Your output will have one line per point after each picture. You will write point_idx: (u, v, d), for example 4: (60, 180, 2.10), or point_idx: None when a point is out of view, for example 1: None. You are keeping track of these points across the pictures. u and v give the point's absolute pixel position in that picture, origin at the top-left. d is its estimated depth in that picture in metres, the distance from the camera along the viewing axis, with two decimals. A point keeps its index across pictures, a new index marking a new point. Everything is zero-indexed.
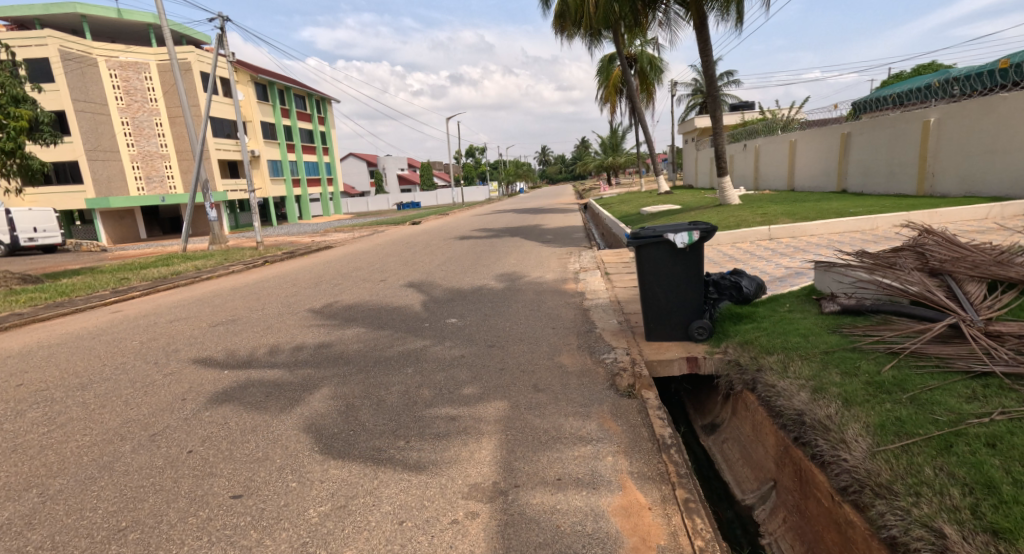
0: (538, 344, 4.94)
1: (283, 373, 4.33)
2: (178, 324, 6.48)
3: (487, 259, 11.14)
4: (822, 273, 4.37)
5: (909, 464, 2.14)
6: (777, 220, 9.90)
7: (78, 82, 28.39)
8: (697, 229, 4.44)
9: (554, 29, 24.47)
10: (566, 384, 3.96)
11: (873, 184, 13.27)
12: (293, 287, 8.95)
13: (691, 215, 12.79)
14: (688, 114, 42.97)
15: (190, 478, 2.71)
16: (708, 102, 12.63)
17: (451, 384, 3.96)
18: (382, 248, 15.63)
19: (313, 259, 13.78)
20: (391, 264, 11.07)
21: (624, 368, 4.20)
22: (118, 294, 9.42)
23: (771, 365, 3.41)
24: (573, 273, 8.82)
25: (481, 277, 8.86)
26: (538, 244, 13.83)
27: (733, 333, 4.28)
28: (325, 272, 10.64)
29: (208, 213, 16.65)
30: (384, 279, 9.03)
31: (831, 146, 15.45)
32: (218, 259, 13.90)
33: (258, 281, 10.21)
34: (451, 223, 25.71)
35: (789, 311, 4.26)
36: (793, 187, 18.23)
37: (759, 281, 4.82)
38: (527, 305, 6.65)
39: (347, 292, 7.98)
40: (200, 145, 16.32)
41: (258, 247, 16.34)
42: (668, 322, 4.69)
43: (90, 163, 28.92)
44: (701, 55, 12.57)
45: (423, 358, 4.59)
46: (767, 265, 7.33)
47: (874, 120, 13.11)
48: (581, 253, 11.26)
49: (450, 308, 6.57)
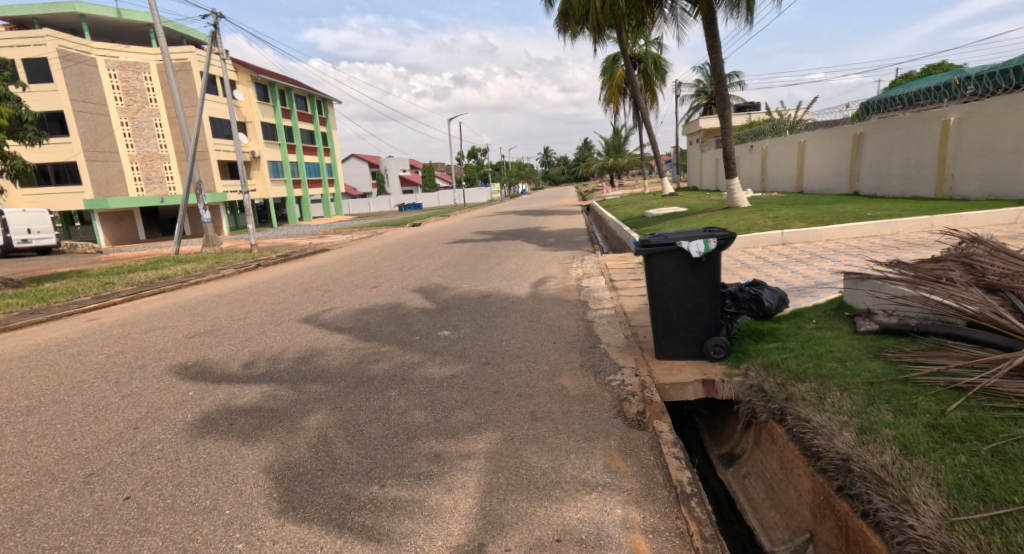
0: (537, 362, 4.49)
1: (255, 393, 3.90)
2: (153, 335, 6.06)
3: (485, 264, 10.69)
4: (854, 287, 3.93)
5: (1003, 545, 1.71)
6: (790, 224, 9.44)
7: (76, 82, 28.09)
8: (713, 237, 4.02)
9: (557, 27, 24.00)
10: (568, 413, 3.51)
11: (888, 187, 12.82)
12: (281, 293, 8.50)
13: (698, 218, 12.32)
14: (692, 115, 42.48)
15: (118, 536, 2.28)
16: (716, 100, 12.14)
17: (438, 411, 3.52)
18: (377, 251, 15.16)
19: (307, 262, 13.36)
20: (385, 269, 10.63)
21: (633, 393, 3.76)
22: (99, 299, 9.00)
23: (802, 394, 2.98)
24: (576, 280, 8.37)
25: (479, 283, 8.42)
26: (539, 248, 13.37)
27: (755, 352, 3.83)
28: (317, 277, 10.19)
29: (202, 214, 16.24)
30: (377, 285, 8.61)
31: (843, 147, 14.98)
32: (210, 262, 13.50)
33: (246, 286, 9.80)
34: (450, 225, 25.25)
35: (817, 328, 3.81)
36: (801, 189, 17.75)
37: (782, 293, 4.34)
38: (526, 315, 6.20)
39: (338, 299, 7.55)
40: (194, 146, 15.93)
41: (252, 250, 15.92)
42: (682, 339, 4.25)
43: (88, 163, 28.61)
44: (709, 52, 12.12)
45: (409, 378, 4.15)
46: (783, 273, 6.86)
47: (889, 120, 12.67)
48: (583, 258, 10.79)
49: (443, 318, 6.13)
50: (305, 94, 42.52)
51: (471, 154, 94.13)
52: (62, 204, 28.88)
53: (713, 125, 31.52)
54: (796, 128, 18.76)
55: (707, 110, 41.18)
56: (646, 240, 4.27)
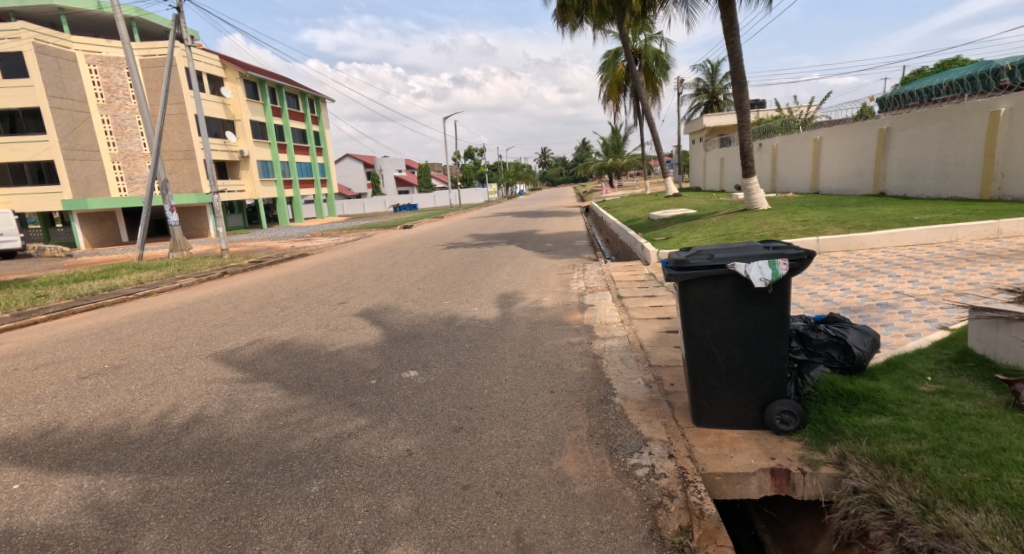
0: (527, 429, 3.25)
1: (123, 494, 2.67)
2: (43, 372, 4.78)
3: (474, 275, 9.40)
4: (989, 331, 2.78)
5: None
6: (824, 229, 8.20)
7: (53, 78, 26.71)
8: (782, 257, 2.79)
9: (555, 19, 22.19)
10: (573, 540, 2.25)
11: (921, 187, 11.66)
12: (228, 312, 7.18)
13: (711, 222, 11.09)
14: (693, 114, 41.22)
15: None
16: (733, 90, 10.87)
17: (371, 536, 2.30)
18: (358, 257, 13.89)
19: (278, 270, 12.08)
20: (359, 280, 9.32)
21: (668, 493, 2.50)
22: (20, 316, 7.67)
23: (983, 542, 1.75)
24: (577, 295, 7.15)
25: (464, 301, 7.17)
26: (535, 254, 12.10)
27: (850, 428, 2.56)
28: (281, 290, 8.88)
29: (168, 216, 14.85)
30: (345, 302, 7.35)
31: (866, 143, 13.75)
32: (170, 270, 12.16)
33: (198, 300, 8.52)
34: (443, 227, 23.97)
35: (945, 396, 2.56)
36: (817, 189, 16.54)
37: (873, 334, 3.04)
38: (517, 346, 4.99)
39: (291, 324, 6.26)
40: (158, 140, 14.52)
41: (224, 254, 14.62)
42: (734, 400, 2.99)
43: (66, 162, 27.23)
44: (726, 38, 10.87)
45: (342, 463, 2.91)
46: (830, 291, 5.65)
47: (923, 112, 11.48)
48: (584, 268, 9.55)
49: (412, 353, 4.88)
50: (295, 92, 41.21)
51: (468, 154, 92.63)
52: (38, 205, 27.44)
53: (718, 123, 30.29)
54: (810, 124, 17.49)
55: (709, 109, 40.10)
56: (681, 255, 3.06)
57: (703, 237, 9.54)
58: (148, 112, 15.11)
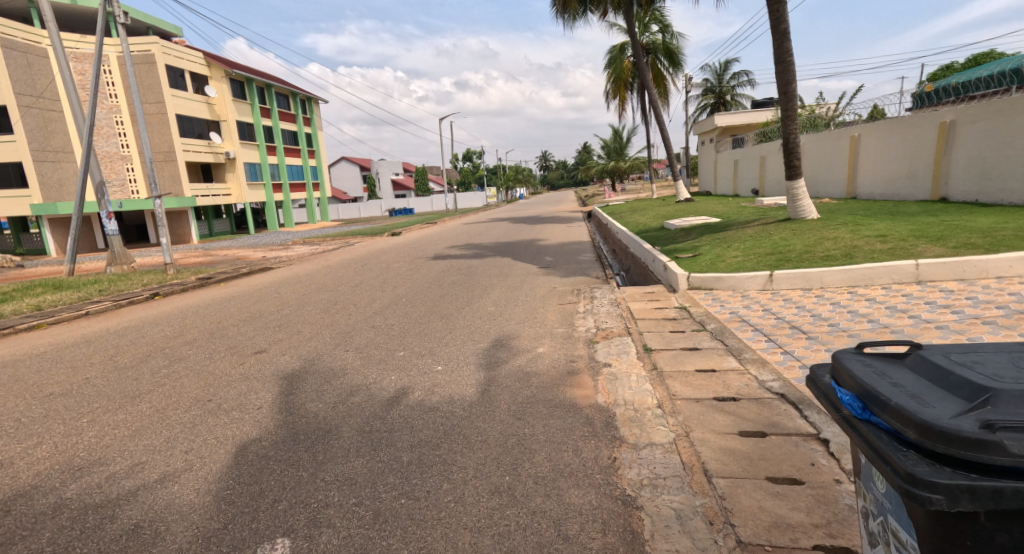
0: None
1: None
2: None
3: (449, 305, 7.24)
4: None
5: None
6: (916, 246, 6.17)
7: (21, 73, 24.53)
8: None
9: (555, 9, 19.70)
10: None
11: (999, 189, 9.76)
12: (93, 369, 5.05)
13: (748, 233, 9.06)
14: (698, 116, 39.12)
15: None
16: (780, 74, 8.81)
17: None
18: (324, 273, 11.75)
19: (220, 292, 9.94)
20: (303, 312, 7.26)
21: None
22: None
23: None
24: (586, 344, 5.09)
25: (425, 353, 5.05)
26: (531, 272, 9.95)
27: None
28: (194, 326, 6.72)
29: (104, 224, 12.62)
30: (262, 355, 5.23)
31: (919, 139, 11.72)
32: (91, 291, 9.96)
33: (76, 340, 6.32)
34: (435, 235, 21.83)
35: None
36: (854, 193, 14.52)
37: None
38: (492, 465, 2.89)
39: (156, 398, 4.11)
40: (89, 137, 12.31)
41: (166, 268, 12.45)
42: None
43: (35, 164, 25.03)
44: (775, 13, 8.78)
45: None
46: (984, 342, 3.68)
47: (1004, 101, 9.53)
48: (594, 294, 7.48)
49: (303, 483, 2.78)
50: (284, 92, 39.21)
51: (467, 158, 90.37)
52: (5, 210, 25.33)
53: (728, 123, 28.24)
54: (840, 120, 15.41)
55: (716, 110, 38.04)
56: (898, 385, 1.14)
57: (746, 255, 7.46)
58: (79, 106, 12.85)
